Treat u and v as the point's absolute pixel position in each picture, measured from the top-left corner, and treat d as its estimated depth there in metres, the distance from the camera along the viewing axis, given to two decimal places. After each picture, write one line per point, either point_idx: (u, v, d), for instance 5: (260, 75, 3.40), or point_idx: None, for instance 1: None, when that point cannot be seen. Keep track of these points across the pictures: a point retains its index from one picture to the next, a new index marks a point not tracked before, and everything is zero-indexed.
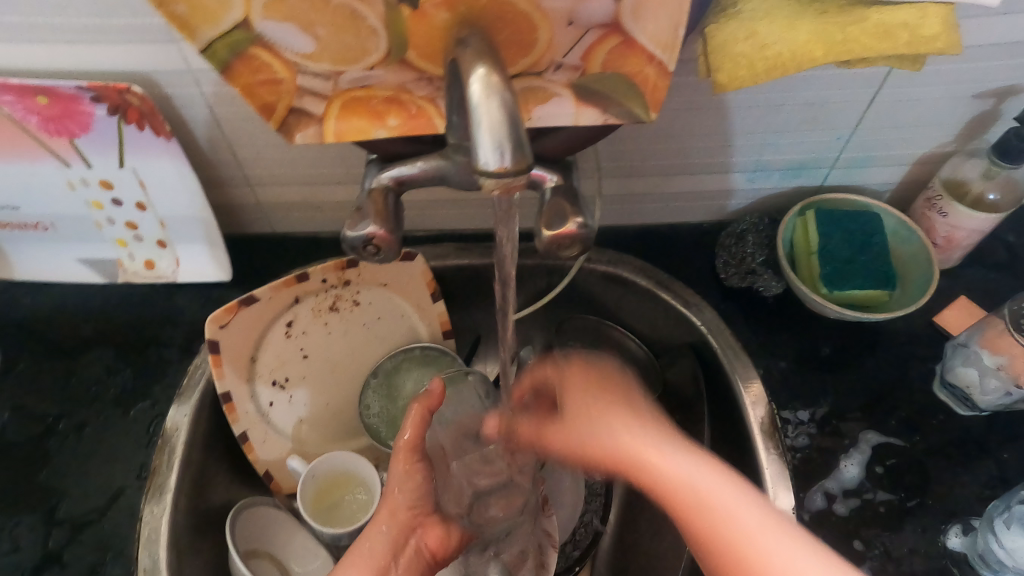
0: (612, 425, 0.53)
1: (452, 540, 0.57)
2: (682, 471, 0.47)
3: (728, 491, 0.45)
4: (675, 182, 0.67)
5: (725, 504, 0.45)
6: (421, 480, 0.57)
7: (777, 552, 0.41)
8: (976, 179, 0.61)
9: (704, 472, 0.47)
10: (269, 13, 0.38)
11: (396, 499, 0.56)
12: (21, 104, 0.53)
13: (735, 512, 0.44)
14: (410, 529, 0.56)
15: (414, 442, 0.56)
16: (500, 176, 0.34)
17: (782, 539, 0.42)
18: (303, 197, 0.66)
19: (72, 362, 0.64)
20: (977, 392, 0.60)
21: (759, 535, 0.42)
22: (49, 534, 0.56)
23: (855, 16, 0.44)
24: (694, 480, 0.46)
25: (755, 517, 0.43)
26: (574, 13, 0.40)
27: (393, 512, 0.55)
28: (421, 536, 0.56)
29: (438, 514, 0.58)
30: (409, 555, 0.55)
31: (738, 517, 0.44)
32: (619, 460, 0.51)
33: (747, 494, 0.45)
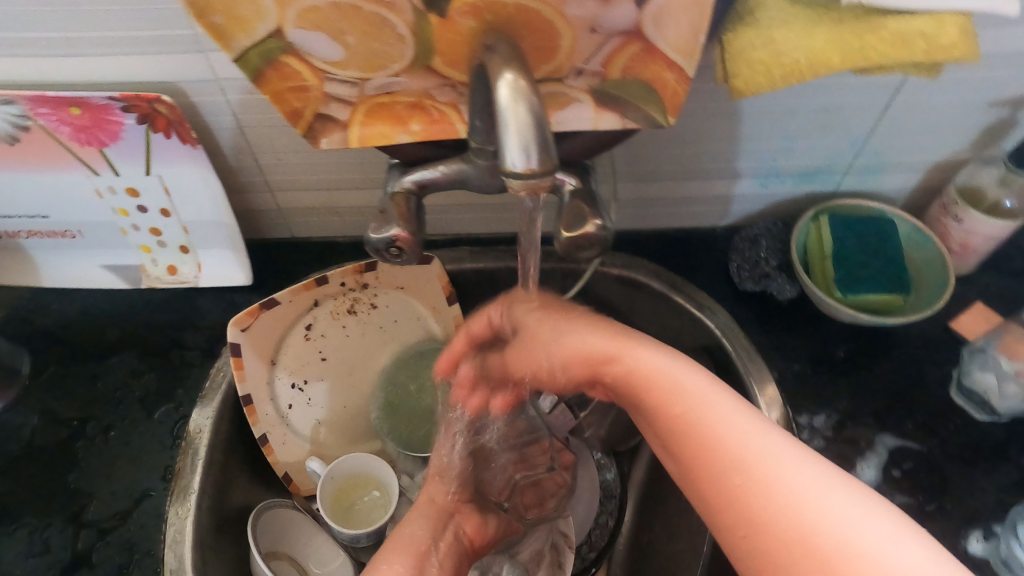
0: (563, 324, 0.47)
1: (489, 528, 0.58)
2: (647, 361, 0.42)
3: (706, 386, 0.39)
4: (689, 187, 0.68)
5: (685, 386, 0.39)
6: (459, 466, 0.59)
7: (740, 430, 0.36)
8: (992, 186, 0.62)
9: (670, 364, 0.41)
10: (301, 22, 0.39)
11: (436, 486, 0.57)
12: (54, 115, 0.55)
13: (703, 397, 0.38)
14: (450, 515, 0.55)
15: (452, 435, 0.61)
16: (527, 178, 0.35)
17: (752, 423, 0.36)
18: (323, 202, 0.67)
19: (98, 366, 0.65)
20: (995, 397, 0.61)
21: (722, 412, 0.37)
22: (75, 536, 0.57)
23: (872, 25, 0.45)
24: (668, 371, 0.41)
25: (720, 400, 0.38)
26: (596, 21, 0.40)
27: (431, 497, 0.56)
28: (461, 522, 0.56)
29: (476, 505, 0.59)
30: (449, 538, 0.54)
31: (705, 404, 0.38)
32: (579, 361, 0.45)
33: (711, 380, 0.40)
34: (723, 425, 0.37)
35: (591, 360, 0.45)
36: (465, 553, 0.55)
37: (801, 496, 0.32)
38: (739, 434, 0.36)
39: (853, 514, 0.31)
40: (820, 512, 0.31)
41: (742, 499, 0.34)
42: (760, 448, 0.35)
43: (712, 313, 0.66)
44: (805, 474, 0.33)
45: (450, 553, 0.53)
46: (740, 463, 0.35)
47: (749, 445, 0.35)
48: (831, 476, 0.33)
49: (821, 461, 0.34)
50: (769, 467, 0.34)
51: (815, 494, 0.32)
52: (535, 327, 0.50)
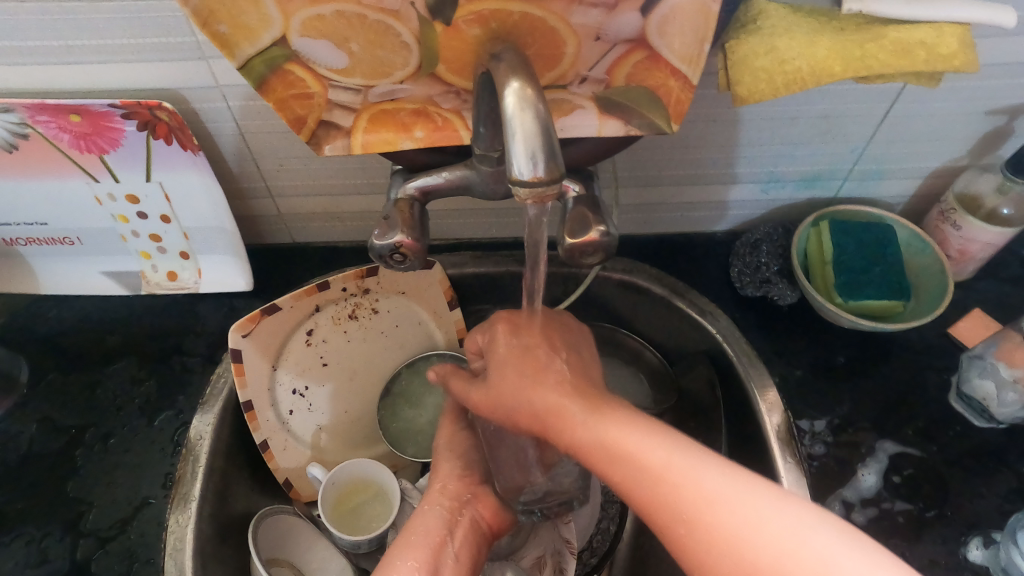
0: (535, 383, 0.48)
1: (502, 512, 0.59)
2: (606, 419, 0.43)
3: (634, 432, 0.42)
4: (690, 192, 0.68)
5: (636, 439, 0.41)
6: (462, 445, 0.62)
7: (692, 471, 0.38)
8: (989, 194, 0.62)
9: (621, 423, 0.42)
10: (306, 30, 0.39)
11: (445, 467, 0.60)
12: (54, 123, 0.54)
13: (657, 450, 0.40)
14: (464, 501, 0.57)
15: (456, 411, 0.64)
16: (533, 186, 0.35)
17: (706, 467, 0.38)
18: (324, 207, 0.67)
19: (97, 373, 0.65)
20: (994, 404, 0.61)
21: (675, 460, 0.39)
22: (74, 545, 0.57)
23: (872, 34, 0.45)
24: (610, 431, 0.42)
25: (671, 446, 0.40)
26: (602, 29, 0.40)
27: (443, 487, 0.58)
28: (476, 507, 0.57)
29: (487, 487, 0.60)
30: (465, 525, 0.55)
31: (659, 458, 0.39)
32: (537, 417, 0.47)
33: (657, 428, 0.41)
34: (678, 473, 0.38)
35: (563, 425, 0.45)
36: (483, 536, 0.56)
37: (758, 529, 0.35)
38: (692, 478, 0.38)
39: (805, 535, 0.34)
40: (772, 541, 0.34)
41: (711, 548, 0.36)
42: (712, 490, 0.37)
43: (714, 319, 0.66)
44: (758, 506, 0.36)
45: (466, 539, 0.54)
46: (700, 508, 0.37)
47: (704, 487, 0.37)
48: (780, 503, 0.36)
49: (766, 487, 0.37)
50: (727, 509, 0.36)
51: (769, 522, 0.35)
52: (521, 392, 0.49)
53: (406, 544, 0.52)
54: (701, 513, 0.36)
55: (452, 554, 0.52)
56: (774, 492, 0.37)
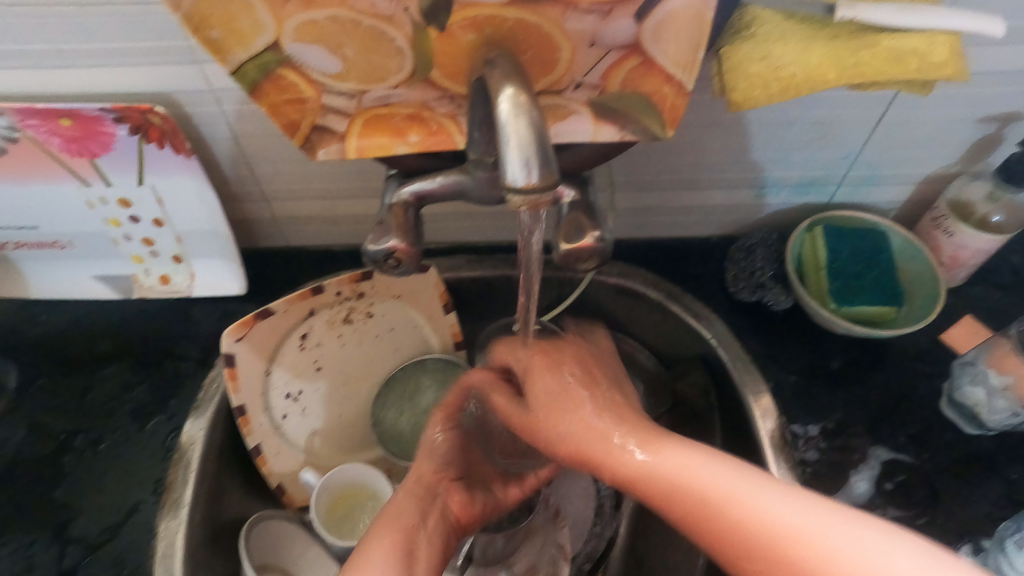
0: (581, 417, 0.50)
1: (474, 505, 0.57)
2: (659, 449, 0.44)
3: (693, 464, 0.42)
4: (685, 197, 0.68)
5: (694, 470, 0.42)
6: (447, 443, 0.58)
7: (756, 496, 0.39)
8: (980, 201, 0.63)
9: (676, 453, 0.43)
10: (299, 36, 0.39)
11: (424, 463, 0.56)
12: (44, 127, 0.54)
13: (720, 477, 0.41)
14: (438, 494, 0.54)
15: (449, 412, 0.59)
16: (527, 192, 0.34)
17: (768, 494, 0.39)
18: (319, 211, 0.66)
19: (88, 377, 0.64)
20: (985, 410, 0.61)
21: (733, 489, 0.40)
22: (64, 551, 0.56)
23: (867, 42, 0.45)
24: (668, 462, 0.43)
25: (731, 475, 0.41)
26: (597, 35, 0.40)
27: (418, 476, 0.55)
28: (447, 499, 0.54)
29: (462, 481, 0.57)
30: (436, 516, 0.52)
31: (721, 484, 0.40)
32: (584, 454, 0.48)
33: (713, 456, 0.42)
34: (739, 499, 0.39)
35: (611, 456, 0.46)
36: (453, 529, 0.54)
37: (825, 549, 0.36)
38: (755, 506, 0.39)
39: (877, 553, 0.35)
40: (846, 563, 0.35)
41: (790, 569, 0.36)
42: (776, 517, 0.38)
43: (709, 323, 0.66)
44: (824, 527, 0.37)
45: (437, 531, 0.51)
46: (770, 535, 0.37)
47: (767, 514, 0.38)
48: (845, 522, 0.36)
49: (828, 507, 0.38)
50: (792, 535, 0.37)
51: (839, 542, 0.36)
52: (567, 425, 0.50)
53: (379, 533, 0.48)
54: (771, 541, 0.37)
55: (426, 547, 0.49)
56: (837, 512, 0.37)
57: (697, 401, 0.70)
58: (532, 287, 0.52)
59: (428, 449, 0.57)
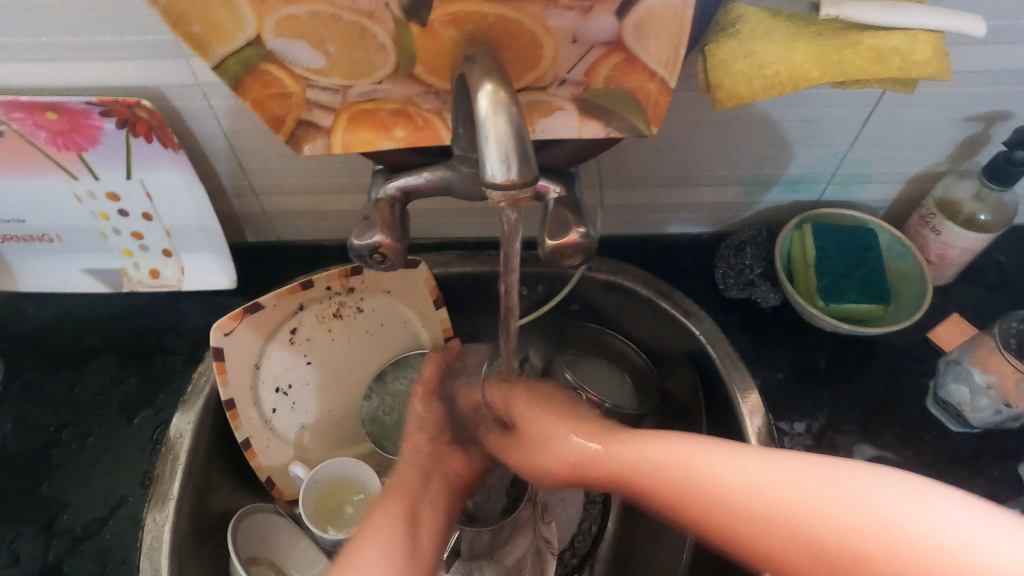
0: (553, 425, 0.52)
1: (474, 464, 0.60)
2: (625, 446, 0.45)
3: (673, 446, 0.41)
4: (674, 194, 0.68)
5: (671, 452, 0.41)
6: (434, 414, 0.62)
7: (733, 466, 0.38)
8: (968, 200, 0.62)
9: (646, 443, 0.43)
10: (281, 31, 0.39)
11: (417, 435, 0.60)
12: (30, 120, 0.54)
13: (694, 457, 0.40)
14: (437, 458, 0.58)
15: (429, 385, 0.64)
16: (506, 189, 0.35)
17: (732, 458, 0.38)
18: (308, 206, 0.67)
19: (77, 371, 0.65)
20: (968, 409, 0.61)
21: (715, 459, 0.39)
22: (51, 544, 0.57)
23: (849, 40, 0.45)
24: (649, 454, 0.42)
25: (696, 446, 0.40)
26: (578, 31, 0.40)
27: (415, 445, 0.59)
28: (446, 462, 0.58)
29: (457, 445, 0.61)
30: (438, 478, 0.56)
31: (696, 461, 0.39)
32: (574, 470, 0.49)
33: (692, 437, 0.41)
34: (708, 468, 0.38)
35: (590, 460, 0.47)
36: (456, 489, 0.57)
37: (801, 500, 0.34)
38: (733, 476, 0.37)
39: (855, 488, 0.33)
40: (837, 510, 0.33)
41: (780, 537, 0.34)
42: (747, 476, 0.37)
43: (697, 320, 0.67)
44: (797, 473, 0.36)
45: (440, 493, 0.54)
46: (743, 498, 0.36)
47: (738, 477, 0.37)
48: (813, 466, 0.35)
49: (808, 454, 0.37)
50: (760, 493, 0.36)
51: (814, 484, 0.34)
52: (539, 447, 0.53)
53: (380, 501, 0.50)
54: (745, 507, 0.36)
55: (430, 510, 0.51)
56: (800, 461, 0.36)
57: (686, 398, 0.71)
58: (513, 304, 0.50)
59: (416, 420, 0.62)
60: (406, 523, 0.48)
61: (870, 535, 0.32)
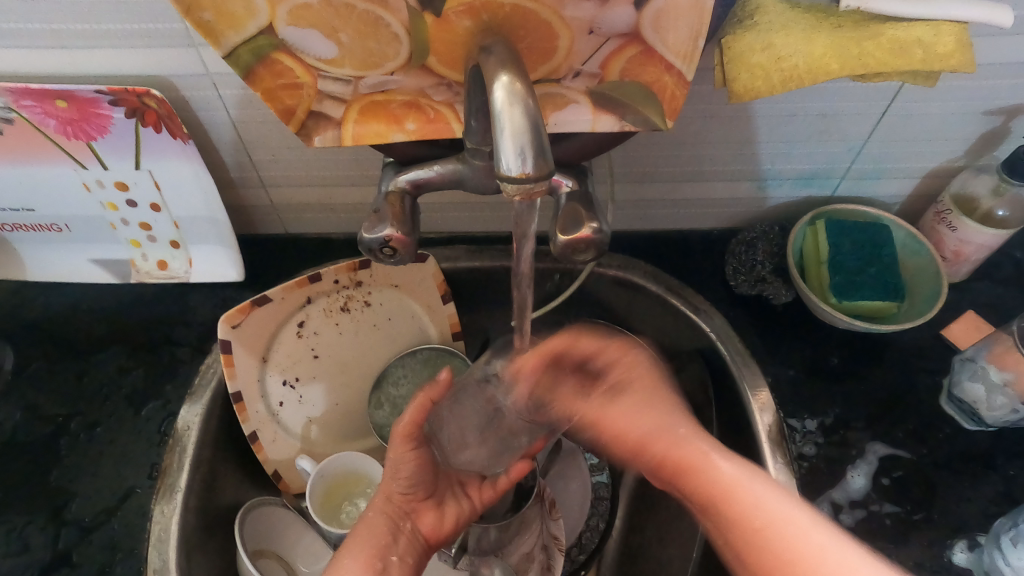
0: (636, 412, 0.54)
1: (445, 523, 0.59)
2: (748, 482, 0.47)
3: (750, 479, 0.47)
4: (686, 189, 0.67)
5: (756, 490, 0.46)
6: (417, 465, 0.58)
7: (802, 533, 0.43)
8: (986, 196, 0.62)
9: (723, 469, 0.48)
10: (293, 19, 0.38)
11: (389, 484, 0.58)
12: (41, 108, 0.54)
13: (752, 486, 0.46)
14: (404, 515, 0.57)
15: (410, 428, 0.57)
16: (522, 182, 0.34)
17: (805, 527, 0.43)
18: (316, 198, 0.66)
19: (85, 361, 0.65)
20: (984, 407, 0.60)
21: (792, 526, 0.43)
22: (60, 534, 0.57)
23: (870, 32, 0.45)
24: (734, 477, 0.47)
25: (780, 496, 0.45)
26: (595, 22, 0.39)
27: (387, 498, 0.57)
28: (415, 521, 0.58)
29: (430, 498, 0.59)
30: (403, 544, 0.56)
31: (757, 498, 0.46)
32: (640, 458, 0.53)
33: (771, 483, 0.47)
34: (765, 506, 0.45)
35: (679, 454, 0.50)
36: (424, 549, 0.57)
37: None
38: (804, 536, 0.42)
39: None
40: None
41: None
42: (811, 539, 0.42)
43: (708, 317, 0.66)
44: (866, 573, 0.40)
45: (406, 549, 0.56)
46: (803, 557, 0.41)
47: (816, 541, 0.42)
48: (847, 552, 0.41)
49: None
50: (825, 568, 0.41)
51: None
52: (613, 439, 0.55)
53: (352, 551, 0.53)
54: None
55: (399, 561, 0.54)
56: None
57: (695, 396, 0.70)
58: (524, 285, 0.49)
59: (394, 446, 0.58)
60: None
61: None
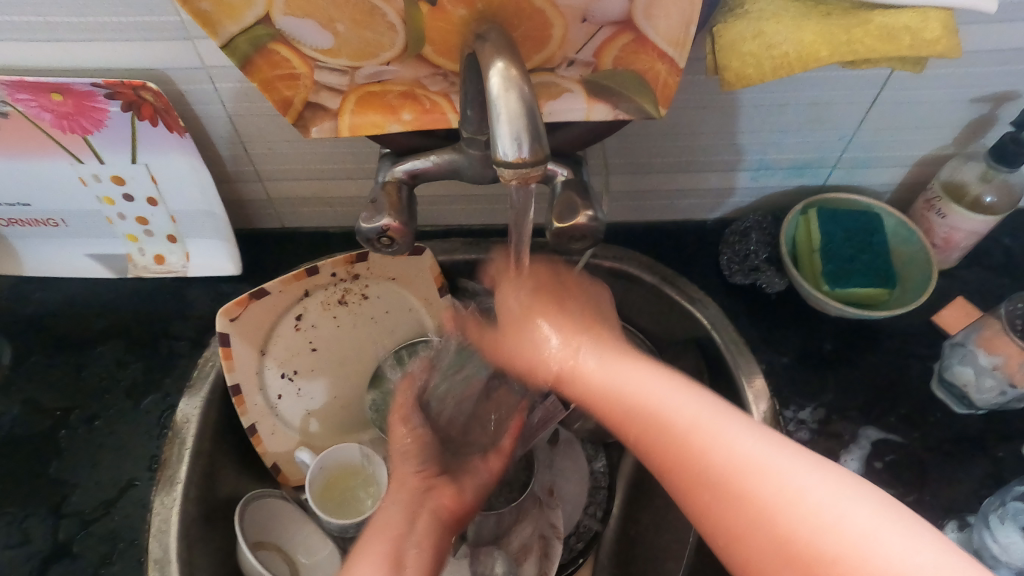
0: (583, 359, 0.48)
1: (467, 496, 0.54)
2: (659, 394, 0.41)
3: (676, 395, 0.41)
4: (680, 179, 0.68)
5: (682, 407, 0.40)
6: (418, 441, 0.56)
7: (723, 436, 0.37)
8: (974, 181, 0.62)
9: (652, 381, 0.43)
10: (291, 9, 0.39)
11: (404, 466, 0.54)
12: (36, 102, 0.54)
13: (672, 398, 0.41)
14: (422, 493, 0.52)
15: (405, 412, 0.57)
16: (517, 167, 0.35)
17: (705, 415, 0.39)
18: (313, 192, 0.67)
19: (83, 356, 0.65)
20: (973, 390, 0.61)
21: (717, 435, 0.37)
22: (60, 526, 0.57)
23: (858, 19, 0.45)
24: (654, 393, 0.41)
25: (721, 421, 0.38)
26: (588, 10, 0.40)
27: (400, 481, 0.53)
28: (435, 496, 0.52)
29: (446, 473, 0.55)
30: (425, 518, 0.50)
31: (690, 416, 0.39)
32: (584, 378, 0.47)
33: (697, 392, 0.41)
34: (698, 429, 0.38)
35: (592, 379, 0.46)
36: (446, 526, 0.51)
37: (792, 499, 0.33)
38: (713, 435, 0.37)
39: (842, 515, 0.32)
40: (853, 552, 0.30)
41: (738, 530, 0.34)
42: (734, 446, 0.36)
43: (702, 306, 0.67)
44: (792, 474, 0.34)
45: (428, 531, 0.49)
46: (720, 466, 0.36)
47: (743, 447, 0.36)
48: (821, 468, 0.34)
49: (883, 513, 0.32)
50: (791, 502, 0.33)
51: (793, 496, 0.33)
52: (521, 332, 0.54)
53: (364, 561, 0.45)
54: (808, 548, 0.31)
55: (416, 552, 0.47)
56: (870, 502, 0.32)
57: None
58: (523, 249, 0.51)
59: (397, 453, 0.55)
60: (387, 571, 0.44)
61: (851, 556, 0.30)
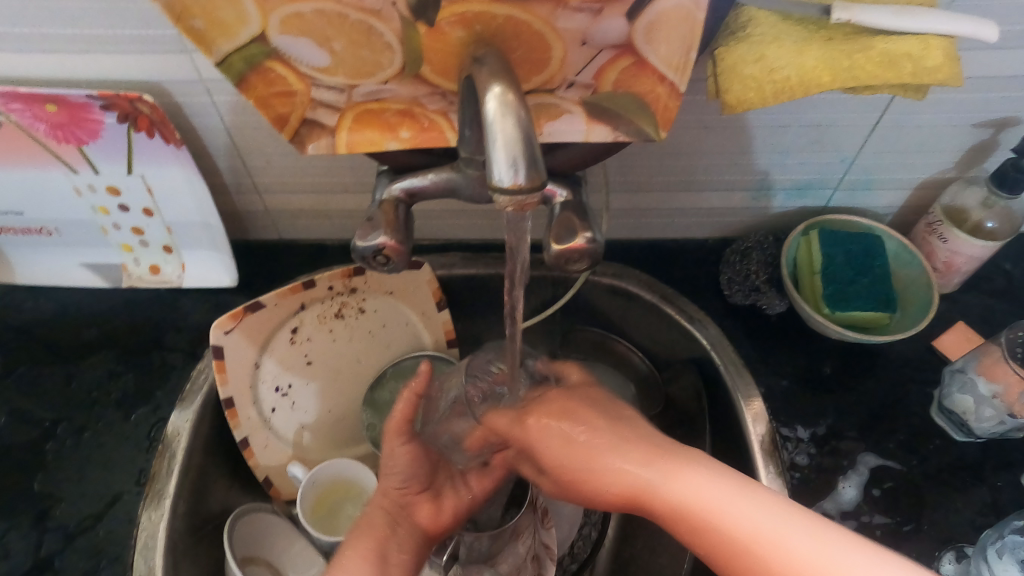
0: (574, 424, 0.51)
1: (445, 514, 0.59)
2: (707, 494, 0.41)
3: (722, 493, 0.41)
4: (680, 199, 0.67)
5: (727, 508, 0.40)
6: (409, 459, 0.57)
7: (782, 537, 0.38)
8: (976, 207, 0.62)
9: (703, 484, 0.42)
10: (286, 28, 0.38)
11: (387, 481, 0.57)
12: (30, 111, 0.54)
13: (720, 499, 0.41)
14: (402, 508, 0.57)
15: (400, 425, 0.57)
16: (514, 193, 0.34)
17: (759, 513, 0.40)
18: (311, 205, 0.66)
19: (75, 366, 0.64)
20: (972, 418, 0.60)
21: (766, 522, 0.39)
22: (45, 541, 0.56)
23: (861, 45, 0.44)
24: (700, 495, 0.41)
25: (769, 514, 0.40)
26: (587, 34, 0.39)
27: (384, 493, 0.57)
28: (415, 510, 0.57)
29: (430, 490, 0.59)
30: (405, 529, 0.55)
31: (749, 524, 0.39)
32: (627, 489, 0.45)
33: (733, 482, 0.42)
34: (760, 529, 0.39)
35: (644, 486, 0.44)
36: (424, 540, 0.56)
37: None
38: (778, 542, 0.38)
39: None
40: None
41: None
42: (799, 548, 0.38)
43: (701, 326, 0.66)
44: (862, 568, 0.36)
45: (409, 543, 0.55)
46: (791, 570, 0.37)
47: (804, 549, 0.38)
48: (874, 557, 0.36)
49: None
50: None
51: None
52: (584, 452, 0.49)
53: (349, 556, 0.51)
54: None
55: (398, 562, 0.53)
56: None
57: (689, 406, 0.70)
58: (519, 305, 0.50)
59: (388, 465, 0.57)
60: (375, 571, 0.50)
61: None
